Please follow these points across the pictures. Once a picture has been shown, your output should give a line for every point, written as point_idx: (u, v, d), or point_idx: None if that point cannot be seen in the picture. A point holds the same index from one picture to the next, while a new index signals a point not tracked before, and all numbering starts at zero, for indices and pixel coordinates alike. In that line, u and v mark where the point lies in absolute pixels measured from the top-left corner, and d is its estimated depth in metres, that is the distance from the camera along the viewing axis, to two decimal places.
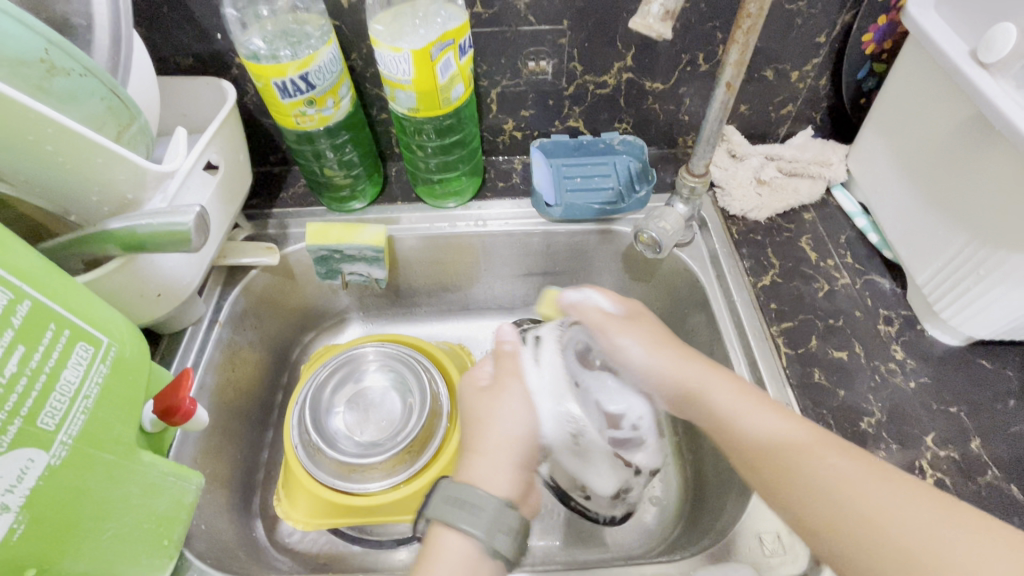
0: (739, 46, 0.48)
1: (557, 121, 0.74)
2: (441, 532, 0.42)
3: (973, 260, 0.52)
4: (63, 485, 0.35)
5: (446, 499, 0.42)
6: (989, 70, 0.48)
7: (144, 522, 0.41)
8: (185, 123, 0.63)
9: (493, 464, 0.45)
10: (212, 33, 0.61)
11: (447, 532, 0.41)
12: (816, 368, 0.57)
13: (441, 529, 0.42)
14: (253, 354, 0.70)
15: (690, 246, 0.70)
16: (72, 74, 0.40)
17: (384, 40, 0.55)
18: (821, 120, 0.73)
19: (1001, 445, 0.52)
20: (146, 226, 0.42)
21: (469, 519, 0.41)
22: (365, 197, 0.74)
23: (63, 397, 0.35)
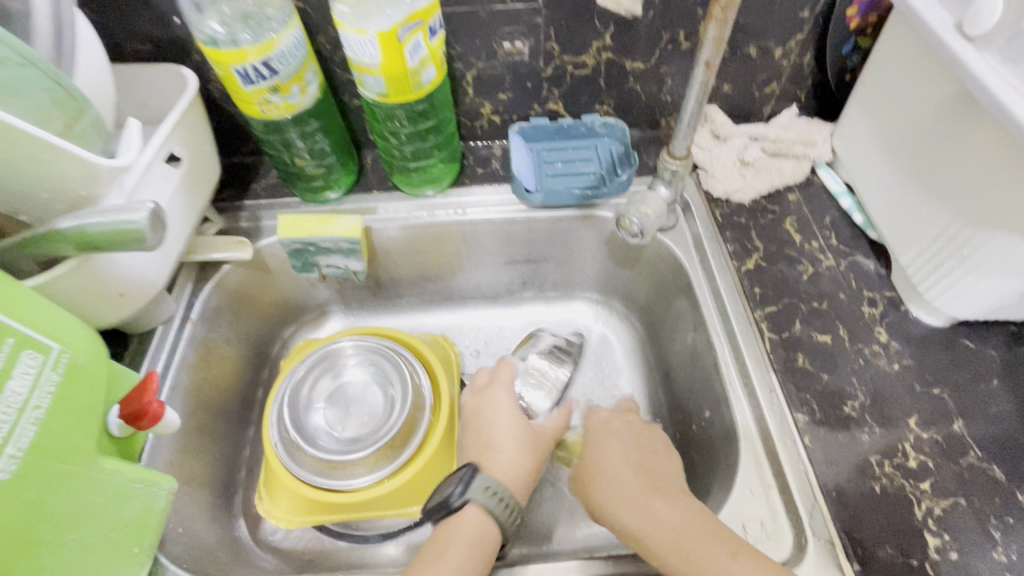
0: (716, 22, 0.46)
1: (536, 104, 0.72)
2: (466, 510, 0.50)
3: (957, 240, 0.51)
4: (16, 500, 0.34)
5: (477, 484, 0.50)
6: (975, 44, 0.46)
7: (110, 531, 0.40)
8: (145, 113, 0.60)
9: (508, 461, 0.54)
10: (170, 18, 0.58)
11: (471, 514, 0.49)
12: (800, 352, 0.56)
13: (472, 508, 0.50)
14: (230, 351, 0.69)
15: (674, 231, 0.68)
16: (8, 65, 0.38)
17: (349, 22, 0.52)
18: (805, 98, 0.72)
19: (983, 424, 0.51)
20: (94, 224, 0.40)
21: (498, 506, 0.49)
22: (339, 186, 0.71)
23: (9, 408, 0.33)
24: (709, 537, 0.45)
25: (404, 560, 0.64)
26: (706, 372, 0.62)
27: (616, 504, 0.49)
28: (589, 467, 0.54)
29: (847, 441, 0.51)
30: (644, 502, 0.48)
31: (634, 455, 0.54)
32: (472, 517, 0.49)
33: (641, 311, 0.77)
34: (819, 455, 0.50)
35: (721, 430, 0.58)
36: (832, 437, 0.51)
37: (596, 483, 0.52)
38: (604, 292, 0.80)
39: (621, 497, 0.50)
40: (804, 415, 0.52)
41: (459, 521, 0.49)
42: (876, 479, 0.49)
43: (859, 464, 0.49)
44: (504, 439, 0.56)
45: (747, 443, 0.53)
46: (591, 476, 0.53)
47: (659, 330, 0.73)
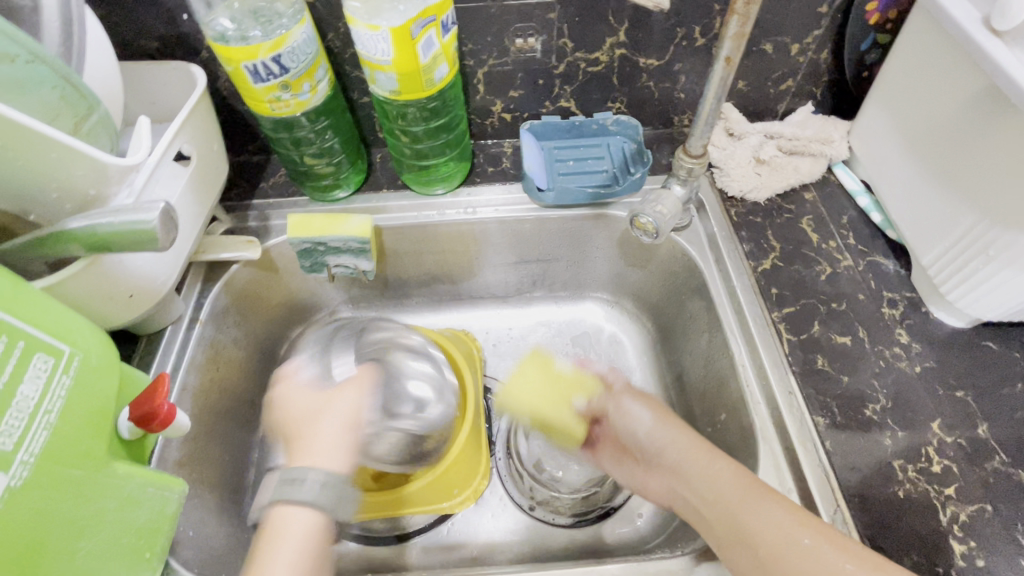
0: (738, 18, 0.45)
1: (547, 102, 0.71)
2: (282, 512, 0.43)
3: (983, 239, 0.50)
4: (29, 506, 0.33)
5: (284, 482, 0.44)
6: (1003, 38, 0.45)
7: (123, 537, 0.39)
8: (153, 111, 0.60)
9: (323, 448, 0.46)
10: (178, 14, 0.57)
11: (291, 510, 0.43)
12: (819, 354, 0.55)
13: (286, 509, 0.43)
14: (238, 351, 0.68)
15: (688, 230, 0.67)
16: (18, 61, 0.37)
17: (361, 18, 0.51)
18: (821, 96, 0.71)
19: (1009, 428, 0.50)
20: (107, 224, 0.40)
21: (313, 493, 0.43)
22: (348, 185, 0.70)
23: (20, 415, 0.33)
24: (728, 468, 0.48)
25: (417, 563, 0.64)
26: (721, 375, 0.61)
27: (679, 449, 0.51)
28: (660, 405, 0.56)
29: (869, 445, 0.50)
30: (701, 458, 0.49)
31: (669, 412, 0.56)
32: (288, 523, 0.42)
33: (653, 311, 0.76)
34: (841, 460, 0.49)
35: (737, 433, 0.57)
36: (854, 441, 0.50)
37: (669, 421, 0.54)
38: (615, 292, 0.79)
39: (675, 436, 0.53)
40: (824, 418, 0.52)
41: (279, 528, 0.42)
42: (899, 484, 0.48)
43: (881, 469, 0.49)
44: (317, 427, 0.48)
45: (766, 447, 0.53)
46: (664, 416, 0.55)
47: (672, 330, 0.72)
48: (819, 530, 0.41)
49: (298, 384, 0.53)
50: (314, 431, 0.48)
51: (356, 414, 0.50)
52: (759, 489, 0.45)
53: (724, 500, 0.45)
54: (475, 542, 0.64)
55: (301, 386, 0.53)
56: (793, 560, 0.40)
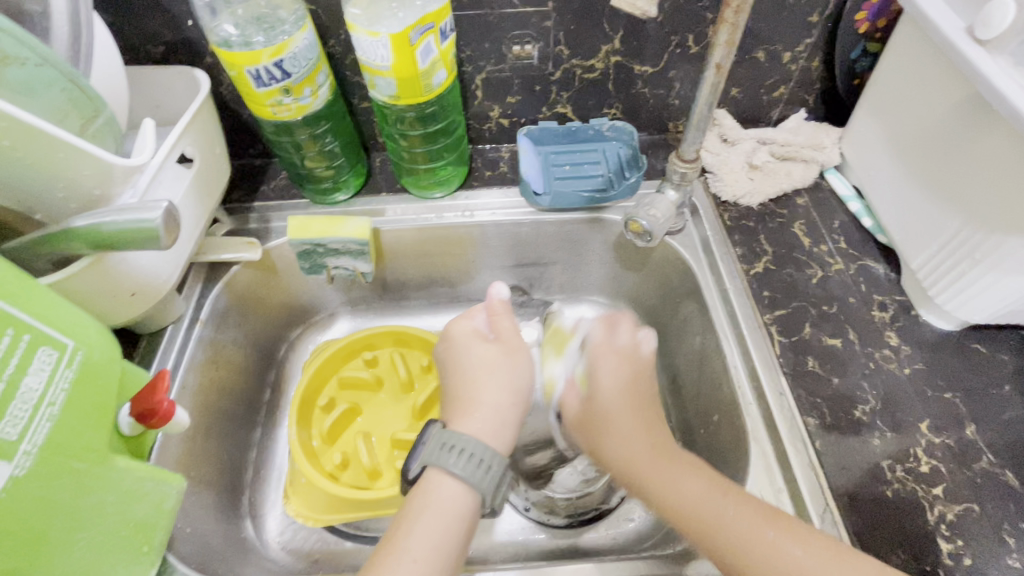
0: (728, 26, 0.47)
1: (545, 107, 0.72)
2: (435, 477, 0.45)
3: (969, 243, 0.51)
4: (30, 497, 0.34)
5: (440, 447, 0.45)
6: (986, 47, 0.46)
7: (120, 529, 0.40)
8: (157, 114, 0.61)
9: (487, 422, 0.48)
10: (183, 20, 0.58)
11: (444, 478, 0.44)
12: (810, 356, 0.56)
13: (440, 474, 0.45)
14: (237, 351, 0.69)
15: (682, 234, 0.68)
16: (27, 64, 0.38)
17: (361, 25, 0.52)
18: (814, 103, 0.72)
19: (996, 430, 0.51)
20: (111, 223, 0.41)
21: (471, 468, 0.44)
22: (348, 188, 0.72)
23: (26, 405, 0.34)
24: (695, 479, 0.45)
25: None
26: (714, 376, 0.62)
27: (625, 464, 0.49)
28: (602, 424, 0.51)
29: (859, 446, 0.50)
30: (663, 472, 0.46)
31: (649, 415, 0.51)
32: (443, 489, 0.44)
33: (648, 314, 0.77)
34: (831, 460, 0.50)
35: (730, 433, 0.58)
36: (844, 442, 0.51)
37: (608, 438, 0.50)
38: (611, 296, 0.80)
39: (632, 461, 0.48)
40: (814, 418, 0.52)
41: (431, 493, 0.44)
42: (888, 484, 0.48)
43: (870, 469, 0.49)
44: (484, 393, 0.49)
45: (757, 447, 0.53)
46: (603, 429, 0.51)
47: (666, 333, 0.73)
48: (787, 527, 0.41)
49: (468, 332, 0.54)
50: (480, 396, 0.49)
51: (520, 382, 0.51)
52: (722, 487, 0.44)
53: (674, 503, 0.45)
54: (469, 542, 0.65)
55: (466, 337, 0.54)
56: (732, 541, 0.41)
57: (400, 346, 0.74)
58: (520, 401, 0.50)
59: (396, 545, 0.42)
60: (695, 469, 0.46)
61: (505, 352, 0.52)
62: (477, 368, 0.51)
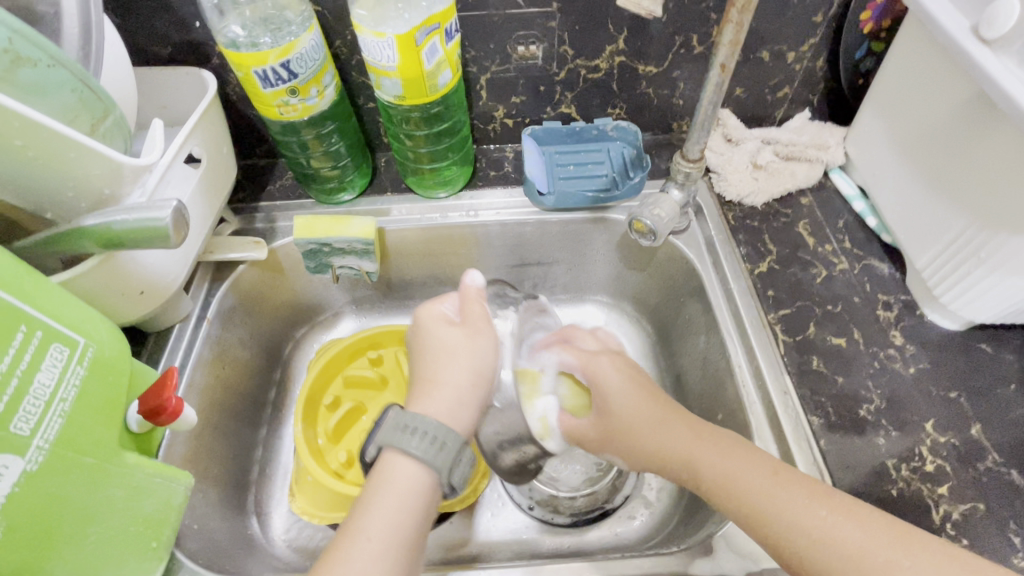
0: (733, 26, 0.47)
1: (549, 108, 0.72)
2: (390, 457, 0.44)
3: (974, 242, 0.51)
4: (42, 491, 0.34)
5: (395, 428, 0.45)
6: (991, 46, 0.46)
7: (130, 525, 0.41)
8: (165, 115, 0.61)
9: (445, 405, 0.48)
10: (191, 21, 0.59)
11: (401, 458, 0.44)
12: (815, 355, 0.56)
13: (396, 454, 0.44)
14: (243, 350, 0.69)
15: (686, 233, 0.69)
16: (39, 64, 0.39)
17: (367, 25, 0.53)
18: (818, 103, 0.72)
19: (1002, 429, 0.51)
20: (121, 222, 0.41)
21: (425, 447, 0.44)
22: (353, 188, 0.72)
23: (37, 402, 0.34)
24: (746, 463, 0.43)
25: None
26: (718, 375, 0.62)
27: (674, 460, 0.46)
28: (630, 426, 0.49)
29: (863, 444, 0.50)
30: (713, 456, 0.44)
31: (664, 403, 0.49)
32: (399, 469, 0.44)
33: (652, 314, 0.77)
34: (835, 459, 0.50)
35: (734, 432, 0.58)
36: (848, 441, 0.51)
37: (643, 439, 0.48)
38: (615, 295, 0.80)
39: (675, 457, 0.46)
40: (819, 418, 0.52)
41: (387, 473, 0.44)
42: (893, 483, 0.48)
43: (875, 468, 0.49)
44: (446, 376, 0.49)
45: (761, 446, 0.53)
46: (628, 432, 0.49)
47: (671, 332, 0.73)
48: (835, 506, 0.39)
49: (434, 316, 0.53)
50: (438, 380, 0.49)
51: (483, 366, 0.51)
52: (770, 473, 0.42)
53: (737, 491, 0.42)
54: (474, 541, 0.65)
55: (432, 320, 0.52)
56: (789, 530, 0.39)
57: (404, 345, 0.75)
58: (482, 381, 0.51)
59: (353, 528, 0.42)
60: (709, 438, 0.45)
61: (471, 336, 0.51)
62: (442, 350, 0.51)
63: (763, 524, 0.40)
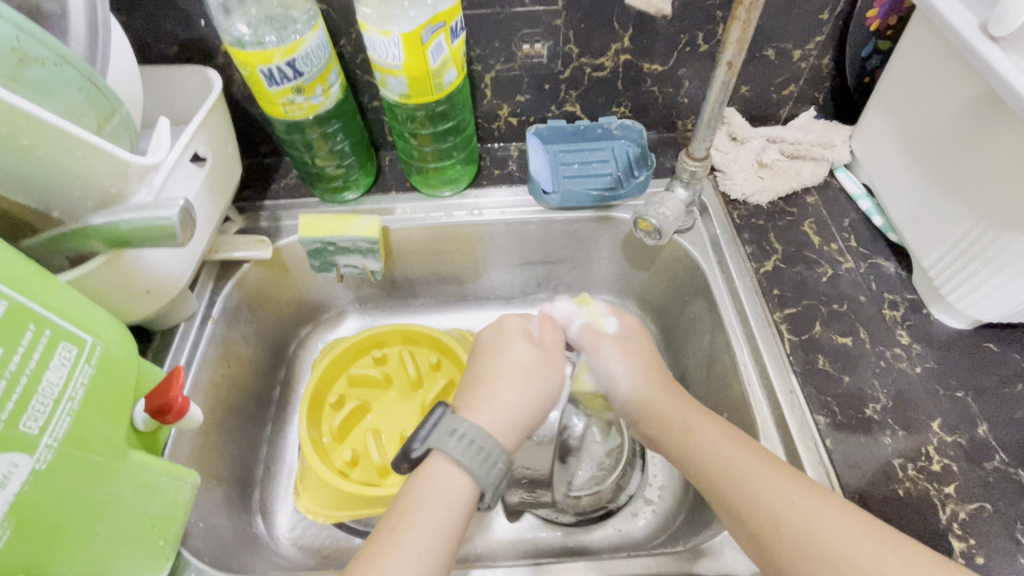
0: (740, 24, 0.47)
1: (554, 106, 0.72)
2: (434, 462, 0.45)
3: (982, 241, 0.51)
4: (50, 489, 0.35)
5: (444, 432, 0.45)
6: (1000, 45, 0.46)
7: (138, 523, 0.41)
8: (171, 114, 0.62)
9: (498, 416, 0.48)
10: (196, 20, 0.59)
11: (445, 463, 0.45)
12: (821, 354, 0.56)
13: (440, 460, 0.45)
14: (248, 349, 0.69)
15: (691, 232, 0.68)
16: (46, 64, 0.39)
17: (372, 24, 0.53)
18: (823, 101, 0.72)
19: (1009, 429, 0.51)
20: (128, 221, 0.41)
21: (468, 454, 0.44)
22: (358, 187, 0.72)
23: (46, 400, 0.35)
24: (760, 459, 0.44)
25: None
26: (723, 374, 0.62)
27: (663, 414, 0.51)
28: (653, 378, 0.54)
29: (869, 444, 0.50)
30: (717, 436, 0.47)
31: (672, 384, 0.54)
32: (442, 475, 0.44)
33: (656, 312, 0.77)
34: (841, 458, 0.50)
35: (739, 431, 0.58)
36: (854, 440, 0.51)
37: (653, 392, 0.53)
38: (619, 294, 0.80)
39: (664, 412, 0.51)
40: (825, 417, 0.52)
41: (430, 478, 0.44)
42: (900, 482, 0.48)
43: (881, 468, 0.49)
44: (507, 391, 0.50)
45: (767, 445, 0.53)
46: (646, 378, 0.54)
47: (675, 331, 0.73)
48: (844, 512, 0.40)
49: (519, 328, 0.55)
50: (498, 390, 0.50)
51: (547, 396, 0.52)
52: (783, 471, 0.43)
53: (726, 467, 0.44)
54: (479, 539, 0.65)
55: (515, 331, 0.54)
56: (795, 526, 0.40)
57: (409, 344, 0.75)
58: (539, 411, 0.51)
59: (398, 534, 0.42)
60: (710, 419, 0.49)
61: (546, 360, 0.53)
62: (512, 363, 0.52)
63: (752, 517, 0.42)
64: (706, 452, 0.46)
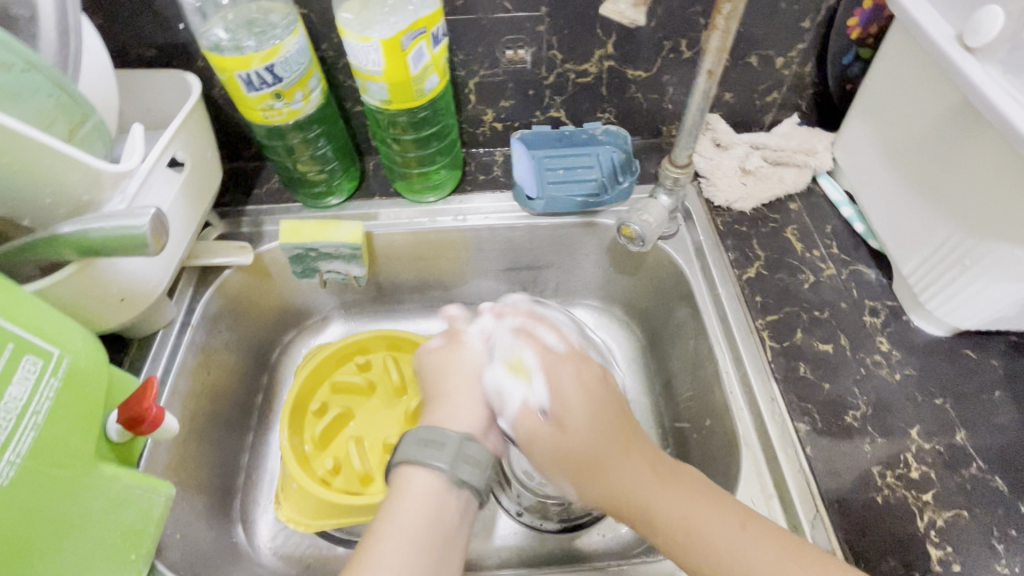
0: (719, 32, 0.47)
1: (538, 111, 0.72)
2: (408, 472, 0.45)
3: (959, 250, 0.51)
4: (15, 505, 0.34)
5: (416, 442, 0.45)
6: (976, 55, 0.46)
7: (108, 537, 0.40)
8: (148, 118, 0.61)
9: (453, 413, 0.50)
10: (174, 23, 0.58)
11: (419, 471, 0.44)
12: (802, 361, 0.56)
13: (413, 468, 0.44)
14: (230, 356, 0.69)
15: (675, 238, 0.69)
16: (13, 69, 0.38)
17: (352, 30, 0.52)
18: (806, 108, 0.72)
19: (987, 435, 0.51)
20: (99, 229, 0.40)
21: (444, 457, 0.44)
22: (341, 192, 0.71)
23: (10, 414, 0.34)
24: (720, 509, 0.44)
25: None
26: (707, 380, 0.62)
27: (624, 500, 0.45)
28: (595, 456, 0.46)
29: (849, 451, 0.51)
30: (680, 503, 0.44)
31: (621, 435, 0.48)
32: (418, 481, 0.44)
33: (642, 318, 0.76)
34: (821, 465, 0.50)
35: (722, 438, 0.58)
36: (835, 447, 0.51)
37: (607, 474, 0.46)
38: (605, 299, 0.80)
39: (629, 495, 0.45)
40: (806, 424, 0.52)
41: (405, 487, 0.44)
42: (879, 490, 0.48)
43: (861, 475, 0.49)
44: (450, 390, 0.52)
45: (748, 453, 0.53)
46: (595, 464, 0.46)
47: (660, 337, 0.73)
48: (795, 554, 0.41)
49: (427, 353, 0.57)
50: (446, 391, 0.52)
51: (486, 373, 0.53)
52: (739, 519, 0.43)
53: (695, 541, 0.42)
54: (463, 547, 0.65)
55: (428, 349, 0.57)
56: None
57: (393, 350, 0.74)
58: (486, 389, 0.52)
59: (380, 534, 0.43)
60: (667, 485, 0.45)
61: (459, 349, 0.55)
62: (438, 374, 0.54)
63: None
64: (671, 528, 0.43)
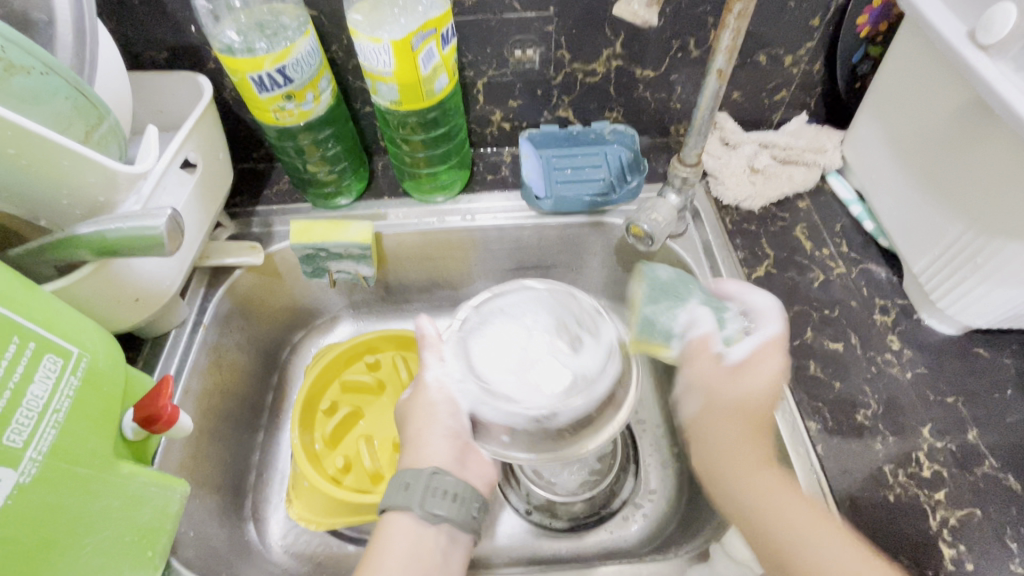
0: (730, 31, 0.47)
1: (546, 111, 0.72)
2: (391, 518, 0.47)
3: (971, 248, 0.51)
4: (36, 502, 0.34)
5: (397, 487, 0.48)
6: (988, 52, 0.46)
7: (126, 534, 0.41)
8: (160, 120, 0.61)
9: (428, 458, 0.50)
10: (186, 26, 0.59)
11: (401, 515, 0.47)
12: (813, 359, 0.56)
13: (395, 514, 0.47)
14: (240, 355, 0.69)
15: (684, 237, 0.68)
16: (33, 73, 0.38)
17: (363, 31, 0.53)
18: (815, 106, 0.72)
19: (999, 434, 0.51)
20: (116, 230, 0.41)
21: (420, 496, 0.47)
22: (350, 192, 0.72)
23: (31, 412, 0.34)
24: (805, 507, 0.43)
25: None
26: None
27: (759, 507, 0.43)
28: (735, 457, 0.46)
29: (861, 450, 0.50)
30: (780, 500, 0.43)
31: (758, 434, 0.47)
32: (400, 525, 0.46)
33: None
34: (832, 464, 0.50)
35: None
36: (846, 446, 0.51)
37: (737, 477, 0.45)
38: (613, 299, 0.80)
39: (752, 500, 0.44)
40: (817, 423, 0.52)
41: (388, 533, 0.46)
42: (890, 489, 0.48)
43: (872, 473, 0.49)
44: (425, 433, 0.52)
45: None
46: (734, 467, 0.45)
47: None
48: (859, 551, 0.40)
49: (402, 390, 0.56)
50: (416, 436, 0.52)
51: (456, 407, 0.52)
52: (819, 515, 0.42)
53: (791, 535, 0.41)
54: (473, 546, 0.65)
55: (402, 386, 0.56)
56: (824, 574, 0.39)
57: (402, 349, 0.75)
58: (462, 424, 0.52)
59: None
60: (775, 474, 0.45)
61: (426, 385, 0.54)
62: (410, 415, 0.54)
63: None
64: (776, 525, 0.42)
